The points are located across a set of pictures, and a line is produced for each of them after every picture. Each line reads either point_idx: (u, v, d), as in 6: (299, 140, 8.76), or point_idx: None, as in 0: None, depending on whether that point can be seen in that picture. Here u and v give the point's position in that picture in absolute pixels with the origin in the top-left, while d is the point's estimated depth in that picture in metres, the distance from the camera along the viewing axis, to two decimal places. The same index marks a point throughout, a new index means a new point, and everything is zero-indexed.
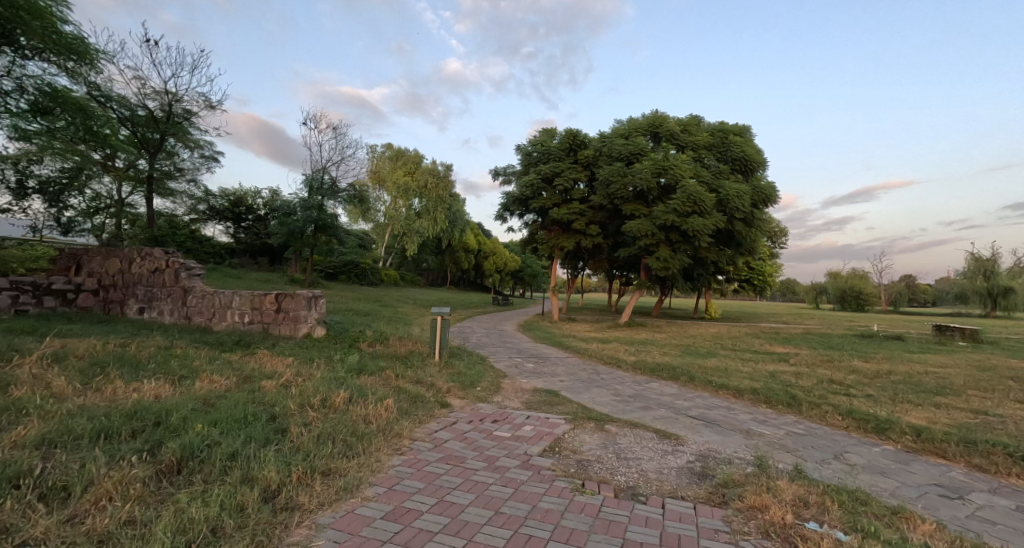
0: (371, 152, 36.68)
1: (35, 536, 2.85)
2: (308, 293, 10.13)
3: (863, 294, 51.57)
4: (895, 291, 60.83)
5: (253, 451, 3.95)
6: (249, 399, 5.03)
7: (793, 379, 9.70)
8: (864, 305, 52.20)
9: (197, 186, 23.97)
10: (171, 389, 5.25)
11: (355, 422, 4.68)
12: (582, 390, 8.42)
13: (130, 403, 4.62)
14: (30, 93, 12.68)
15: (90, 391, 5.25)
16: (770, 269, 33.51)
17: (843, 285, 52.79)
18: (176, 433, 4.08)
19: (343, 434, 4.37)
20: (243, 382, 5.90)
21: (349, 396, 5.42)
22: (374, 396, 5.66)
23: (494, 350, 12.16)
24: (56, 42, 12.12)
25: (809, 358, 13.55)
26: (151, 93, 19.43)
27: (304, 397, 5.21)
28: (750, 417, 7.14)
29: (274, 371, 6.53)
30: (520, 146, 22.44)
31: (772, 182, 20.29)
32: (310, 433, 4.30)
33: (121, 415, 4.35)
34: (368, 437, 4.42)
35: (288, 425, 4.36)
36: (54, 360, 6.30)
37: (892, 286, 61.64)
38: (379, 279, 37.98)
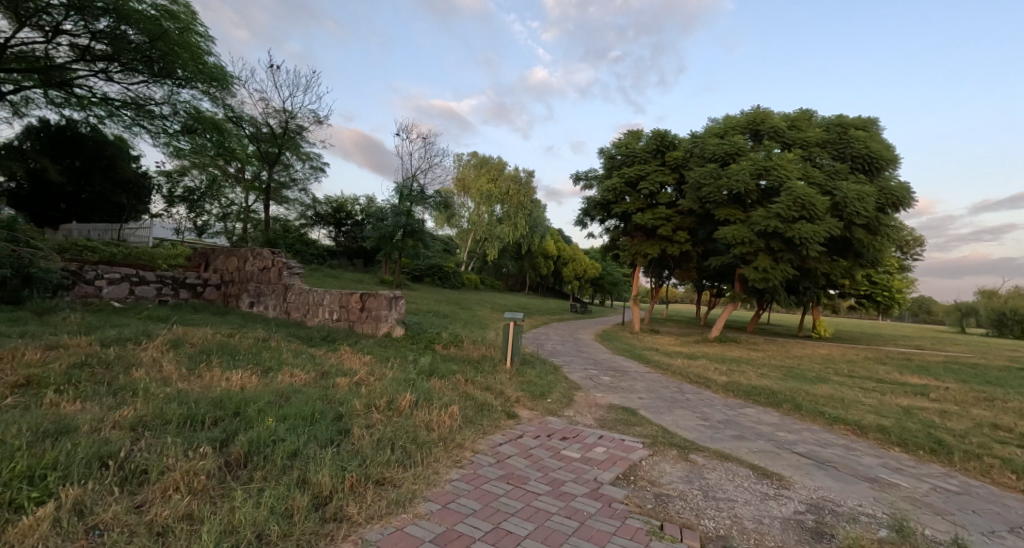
0: (456, 159, 37.48)
1: (106, 522, 2.68)
2: (389, 294, 10.20)
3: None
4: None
5: (316, 451, 3.55)
6: (321, 396, 4.81)
7: (927, 418, 8.32)
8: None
9: (306, 193, 25.79)
10: (257, 380, 5.13)
11: (416, 429, 4.30)
12: (664, 410, 7.67)
13: (220, 391, 4.51)
14: (182, 116, 13.56)
15: (193, 376, 5.22)
16: (902, 284, 29.46)
17: (1004, 307, 45.60)
18: (253, 426, 3.85)
19: (403, 441, 3.98)
20: (319, 376, 5.79)
21: (415, 399, 5.13)
22: (440, 401, 5.35)
23: (570, 360, 11.61)
24: (203, 72, 12.85)
25: (960, 394, 11.53)
26: (270, 112, 20.95)
27: (371, 397, 4.95)
28: (872, 463, 6.08)
29: (349, 367, 6.42)
30: (603, 148, 21.77)
31: (905, 182, 17.87)
32: (374, 437, 3.92)
33: (207, 402, 4.22)
34: (427, 447, 4.02)
35: (352, 427, 4.00)
36: (173, 346, 6.44)
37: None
38: (461, 283, 38.62)
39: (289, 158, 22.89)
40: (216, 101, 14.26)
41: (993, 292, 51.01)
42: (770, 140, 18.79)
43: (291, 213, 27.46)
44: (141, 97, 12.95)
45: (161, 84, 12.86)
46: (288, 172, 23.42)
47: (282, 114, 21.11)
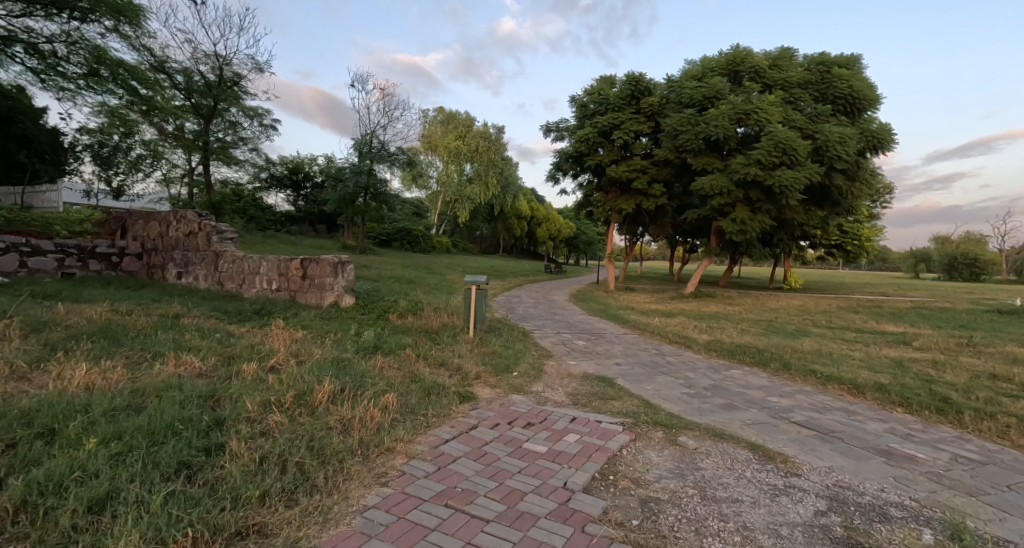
0: (422, 117, 35.43)
1: None
2: (334, 259, 9.04)
3: (982, 260, 45.92)
4: (1007, 261, 53.84)
5: (140, 491, 2.46)
6: (206, 395, 3.73)
7: (922, 372, 7.68)
8: (982, 274, 46.24)
9: (259, 155, 23.83)
10: (117, 377, 4.03)
11: (327, 433, 3.31)
12: (645, 378, 6.85)
13: (40, 397, 3.39)
14: (83, 58, 11.79)
15: (35, 373, 4.18)
16: (866, 234, 29.61)
17: (955, 252, 47.50)
18: (62, 452, 2.75)
19: (300, 455, 3.00)
20: (222, 365, 4.69)
21: (338, 389, 4.10)
22: (374, 387, 4.34)
23: (541, 324, 10.68)
24: (104, 4, 11.18)
25: (937, 340, 11.23)
26: (202, 58, 18.96)
27: (276, 390, 3.92)
28: (878, 429, 5.34)
29: (272, 347, 5.33)
30: (575, 97, 20.38)
31: (885, 124, 17.19)
32: (253, 458, 2.88)
33: (8, 418, 3.04)
34: (335, 460, 3.04)
35: (225, 443, 2.97)
36: (31, 331, 5.27)
37: (1007, 257, 54.47)
38: (431, 246, 37.14)
39: (231, 113, 21.21)
40: (127, 40, 12.57)
41: (954, 240, 52.24)
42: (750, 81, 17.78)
43: (242, 176, 25.42)
44: (30, 32, 11.31)
45: (54, 17, 11.26)
46: (234, 130, 21.78)
47: (217, 61, 19.19)
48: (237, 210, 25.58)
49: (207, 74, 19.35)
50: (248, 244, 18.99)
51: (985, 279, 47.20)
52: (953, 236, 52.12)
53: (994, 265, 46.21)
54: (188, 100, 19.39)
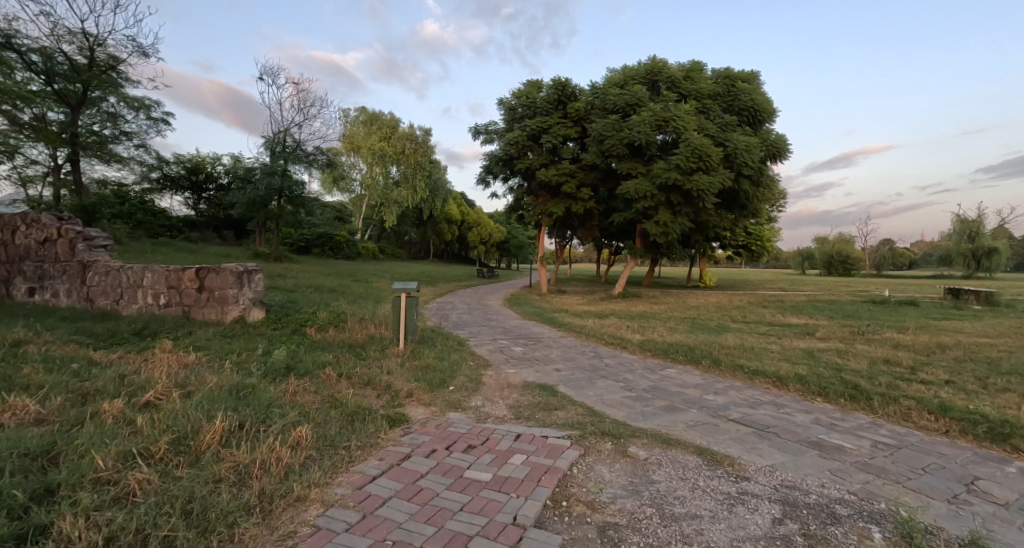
0: (343, 116, 33.91)
1: None
2: (237, 268, 8.12)
3: (851, 258, 51.77)
4: (867, 254, 61.11)
5: None
6: (43, 454, 3.05)
7: (834, 362, 7.95)
8: (851, 270, 52.01)
9: (149, 152, 21.68)
10: None
11: (214, 490, 2.78)
12: (585, 384, 6.61)
13: None
14: None
15: None
16: (769, 234, 31.88)
17: (831, 251, 52.89)
18: None
19: (174, 526, 2.45)
20: (68, 408, 4.04)
21: (231, 426, 3.51)
22: (280, 420, 3.78)
23: (476, 331, 10.24)
24: None
25: (838, 330, 12.01)
26: (64, 35, 17.13)
27: (147, 435, 3.26)
28: (805, 421, 5.17)
29: (146, 381, 4.64)
30: (503, 100, 20.17)
31: (783, 135, 18.41)
32: (96, 539, 2.29)
33: None
34: (224, 526, 2.53)
35: (55, 523, 2.34)
36: None
37: (870, 251, 61.67)
38: (356, 252, 35.56)
39: (109, 103, 19.24)
40: None
41: (833, 237, 57.91)
42: (668, 91, 18.41)
43: (129, 176, 22.80)
44: None
45: None
46: (113, 123, 19.60)
47: (85, 39, 17.56)
48: (120, 215, 23.17)
49: (70, 54, 17.44)
50: (134, 253, 17.00)
51: (857, 274, 53.04)
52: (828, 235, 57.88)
53: (860, 263, 52.39)
54: (45, 84, 17.28)
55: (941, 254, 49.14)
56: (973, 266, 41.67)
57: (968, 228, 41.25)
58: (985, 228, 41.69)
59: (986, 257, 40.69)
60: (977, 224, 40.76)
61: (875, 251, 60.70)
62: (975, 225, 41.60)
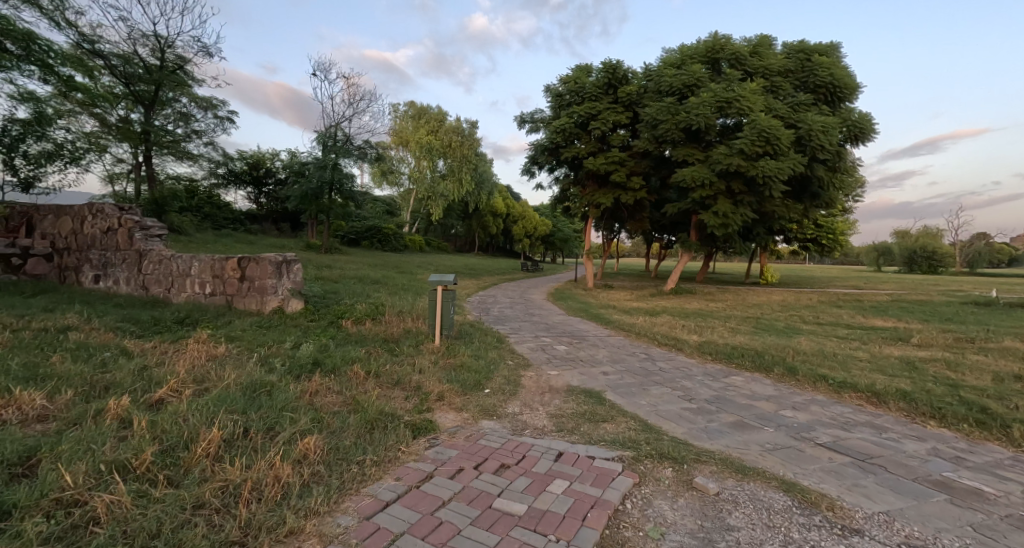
0: (392, 111, 34.07)
1: None
2: (276, 258, 7.85)
3: (939, 253, 47.40)
4: (961, 252, 55.61)
5: None
6: (23, 460, 2.71)
7: (940, 375, 6.89)
8: (938, 267, 47.61)
9: (216, 150, 22.27)
10: None
11: (188, 522, 2.34)
12: (639, 391, 5.91)
13: None
14: None
15: None
16: (840, 227, 29.56)
17: (914, 246, 48.82)
18: None
19: None
20: (76, 405, 3.68)
21: (229, 435, 3.07)
22: (289, 427, 3.31)
23: (517, 327, 9.67)
24: None
25: (935, 336, 10.63)
26: (139, 39, 17.63)
27: (134, 441, 2.86)
28: (918, 451, 4.46)
29: (165, 375, 4.30)
30: (551, 86, 19.39)
31: (866, 113, 16.70)
32: None
33: None
34: None
35: None
36: None
37: (956, 247, 56.35)
38: (404, 245, 35.70)
39: (180, 103, 19.84)
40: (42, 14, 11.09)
41: (914, 232, 53.28)
42: (731, 68, 17.04)
43: (197, 172, 23.62)
44: None
45: None
46: (185, 122, 20.15)
47: (156, 41, 17.99)
48: (184, 208, 24.19)
49: (143, 56, 17.93)
50: (192, 242, 17.50)
51: (942, 271, 48.63)
52: (910, 229, 53.24)
53: (949, 258, 47.83)
54: (123, 85, 17.77)
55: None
56: None
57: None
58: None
59: None
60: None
61: (971, 246, 55.12)
62: None
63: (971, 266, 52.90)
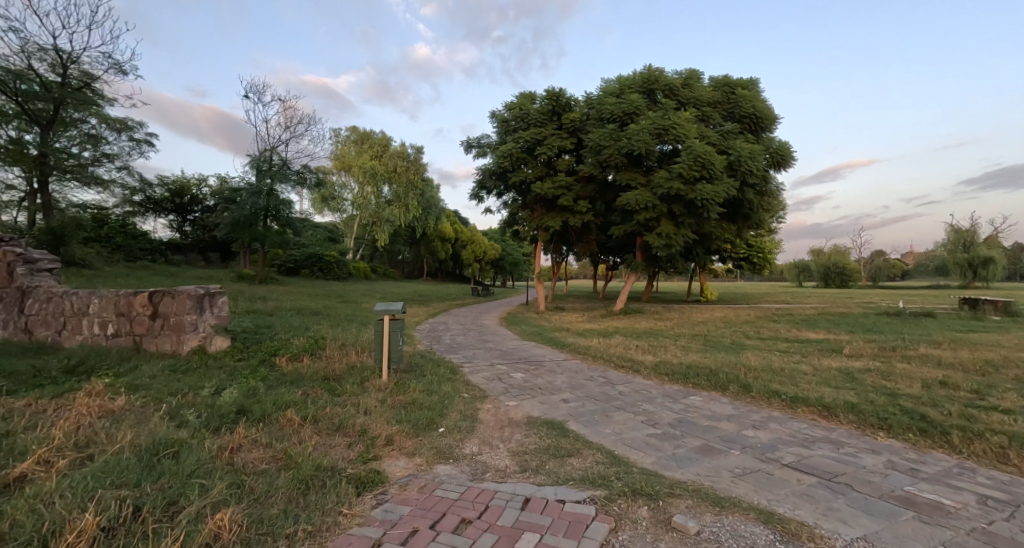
0: (333, 136, 33.19)
1: None
2: (196, 291, 7.14)
3: (848, 269, 51.29)
4: (864, 267, 60.63)
5: None
6: None
7: (880, 384, 7.04)
8: (849, 281, 51.44)
9: (132, 175, 20.78)
10: None
11: None
12: (600, 418, 5.63)
13: None
14: None
15: None
16: (770, 246, 31.17)
17: (826, 264, 52.53)
18: None
19: None
20: None
21: (111, 520, 2.53)
22: (198, 500, 2.80)
23: (470, 355, 9.24)
24: None
25: (865, 346, 11.09)
26: (34, 52, 16.22)
27: None
28: (877, 466, 4.36)
29: (37, 441, 3.61)
30: (495, 113, 19.40)
31: (786, 142, 17.76)
32: None
33: None
34: None
35: None
36: None
37: (863, 262, 61.22)
38: (347, 273, 34.46)
39: (89, 124, 18.45)
40: None
41: (829, 249, 57.36)
42: (666, 98, 17.66)
43: (109, 200, 21.88)
44: None
45: None
46: (93, 144, 18.73)
47: (57, 56, 16.61)
48: (92, 239, 22.17)
49: (40, 72, 16.50)
50: (100, 277, 15.96)
51: (854, 284, 52.45)
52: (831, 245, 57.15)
53: (857, 273, 51.86)
54: (14, 103, 16.19)
55: (941, 262, 48.49)
56: (970, 276, 41.11)
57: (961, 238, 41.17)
58: (978, 238, 41.37)
59: (983, 267, 40.08)
60: (972, 234, 40.47)
61: (871, 263, 60.37)
62: (967, 236, 41.35)
63: (874, 280, 57.62)
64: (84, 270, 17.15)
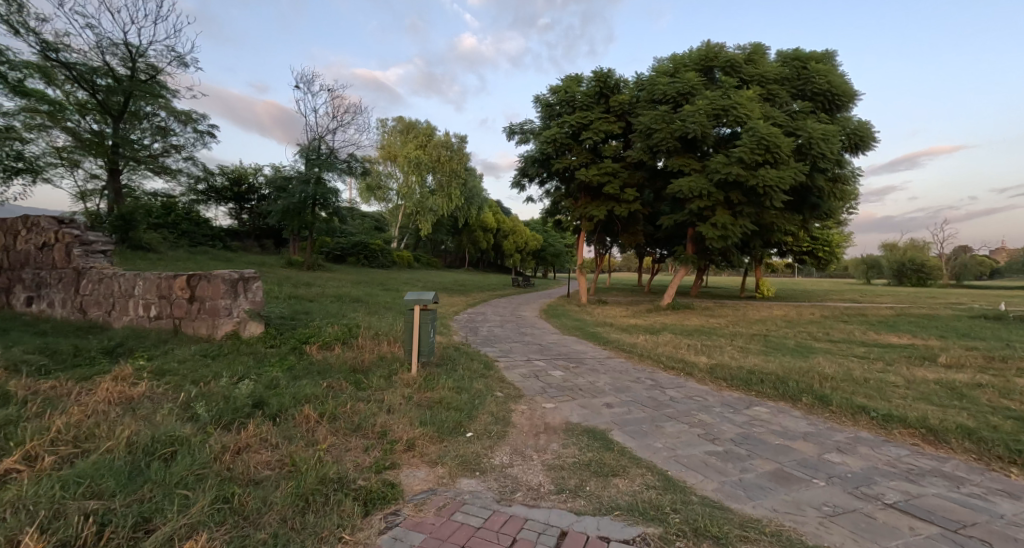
0: (379, 126, 33.41)
1: None
2: (230, 275, 6.91)
3: (926, 266, 47.33)
4: (948, 266, 55.60)
5: None
6: None
7: (994, 404, 6.02)
8: (925, 279, 47.55)
9: (196, 165, 21.40)
10: None
11: None
12: (649, 428, 4.96)
13: None
14: None
15: None
16: (836, 239, 28.98)
17: (900, 259, 48.70)
18: None
19: None
20: None
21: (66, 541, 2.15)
22: (175, 520, 2.40)
23: (507, 349, 8.73)
24: None
25: (960, 354, 9.79)
26: (108, 48, 16.75)
27: None
28: (1018, 516, 3.65)
29: (32, 429, 3.32)
30: (539, 96, 18.68)
31: (865, 121, 16.16)
32: None
33: None
34: None
35: None
36: None
37: (941, 259, 56.46)
38: (392, 261, 34.73)
39: (159, 116, 18.93)
40: None
41: (897, 244, 53.31)
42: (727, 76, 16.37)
43: (176, 189, 22.68)
44: None
45: None
46: (163, 136, 19.28)
47: (127, 50, 17.07)
48: (160, 225, 23.18)
49: (111, 65, 16.99)
50: (157, 260, 16.40)
51: (930, 284, 48.42)
52: (900, 242, 53.08)
53: (936, 271, 47.79)
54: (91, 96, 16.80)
55: None
56: None
57: None
58: None
59: None
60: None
61: (951, 261, 55.59)
62: None
63: (954, 279, 53.02)
64: (145, 252, 17.73)
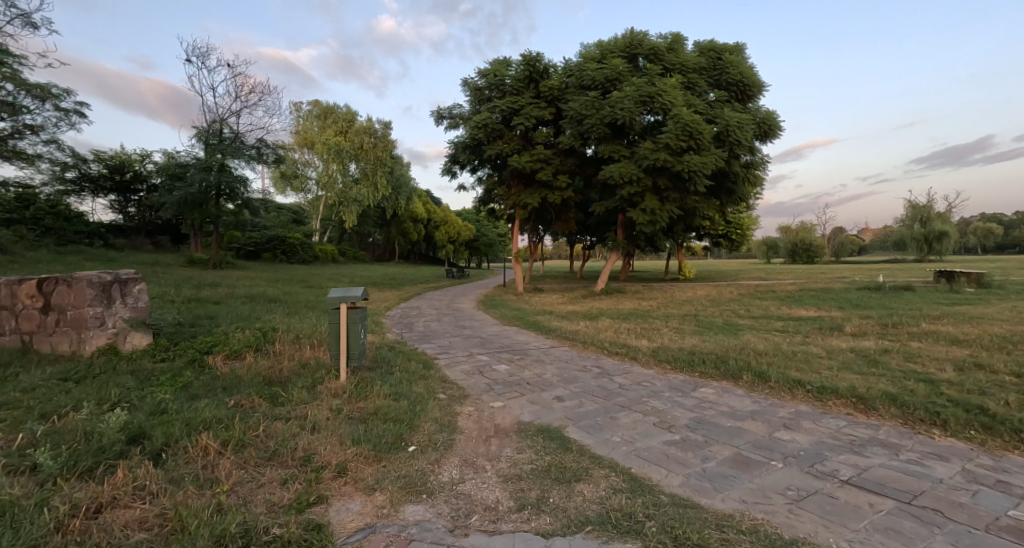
0: (294, 110, 31.17)
1: None
2: (100, 279, 5.91)
3: (815, 245, 51.86)
4: (830, 243, 61.76)
5: None
6: None
7: (906, 368, 6.30)
8: (815, 257, 52.16)
9: (60, 149, 18.68)
10: None
11: None
12: (602, 422, 4.65)
13: None
14: None
15: None
16: (747, 221, 30.79)
17: (795, 239, 53.02)
18: None
19: None
20: None
21: None
22: None
23: (447, 344, 8.21)
24: None
25: (863, 323, 10.45)
26: None
27: None
28: (955, 478, 3.56)
29: None
30: (468, 79, 18.03)
31: (773, 110, 16.99)
32: None
33: None
34: None
35: None
36: None
37: (827, 239, 62.23)
38: (313, 256, 32.76)
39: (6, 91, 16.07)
40: None
41: (795, 225, 57.88)
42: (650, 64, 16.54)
43: (36, 177, 19.73)
44: None
45: None
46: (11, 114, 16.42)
47: None
48: (5, 217, 20.24)
49: None
50: (19, 264, 14.09)
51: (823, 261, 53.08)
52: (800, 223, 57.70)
53: (823, 248, 52.55)
54: None
55: (895, 237, 49.62)
56: (926, 249, 42.01)
57: (919, 212, 41.68)
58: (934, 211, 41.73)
59: (937, 240, 41.10)
60: (925, 208, 40.95)
61: (836, 239, 61.42)
62: (925, 210, 41.60)
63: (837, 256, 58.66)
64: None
